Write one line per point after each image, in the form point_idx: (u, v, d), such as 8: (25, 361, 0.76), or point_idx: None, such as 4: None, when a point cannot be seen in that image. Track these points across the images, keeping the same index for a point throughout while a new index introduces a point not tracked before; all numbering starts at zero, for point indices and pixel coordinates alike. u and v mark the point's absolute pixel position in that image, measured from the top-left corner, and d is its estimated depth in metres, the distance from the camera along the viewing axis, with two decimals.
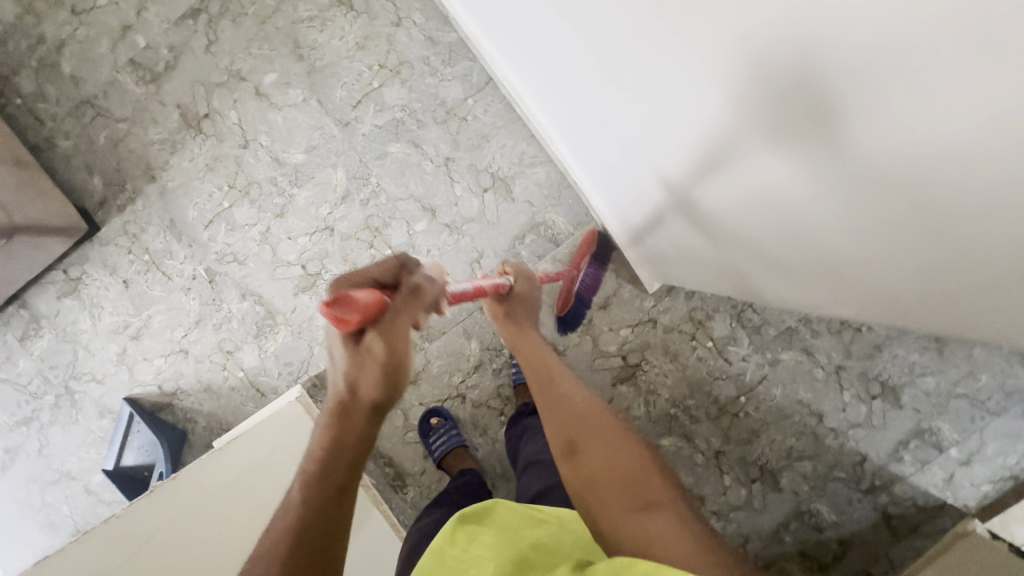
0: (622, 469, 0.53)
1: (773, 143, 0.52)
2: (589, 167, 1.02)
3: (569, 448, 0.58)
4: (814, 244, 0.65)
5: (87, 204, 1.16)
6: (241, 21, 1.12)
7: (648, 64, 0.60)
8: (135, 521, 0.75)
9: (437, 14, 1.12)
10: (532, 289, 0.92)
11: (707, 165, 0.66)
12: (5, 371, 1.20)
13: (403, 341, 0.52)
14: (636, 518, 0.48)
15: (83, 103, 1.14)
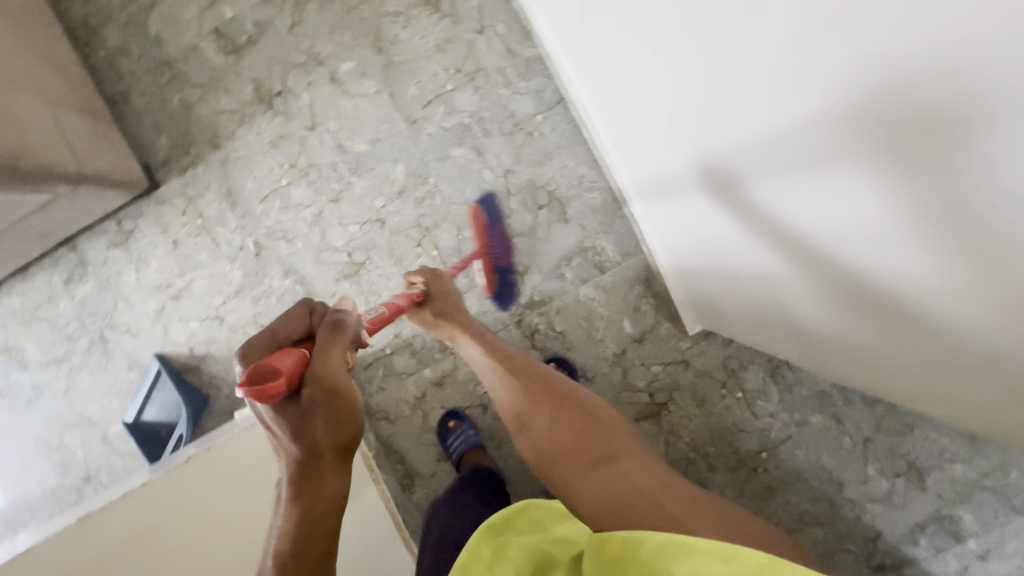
0: (565, 433, 0.75)
1: (848, 160, 0.48)
2: (649, 202, 1.02)
3: (518, 422, 0.80)
4: (868, 288, 0.59)
5: (150, 162, 1.18)
6: (328, 7, 1.14)
7: (724, 64, 0.56)
8: (169, 488, 0.76)
9: (520, 28, 1.13)
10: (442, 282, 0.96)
11: (769, 182, 0.62)
12: (45, 310, 1.23)
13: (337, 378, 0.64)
14: (594, 470, 0.70)
15: (163, 63, 1.16)
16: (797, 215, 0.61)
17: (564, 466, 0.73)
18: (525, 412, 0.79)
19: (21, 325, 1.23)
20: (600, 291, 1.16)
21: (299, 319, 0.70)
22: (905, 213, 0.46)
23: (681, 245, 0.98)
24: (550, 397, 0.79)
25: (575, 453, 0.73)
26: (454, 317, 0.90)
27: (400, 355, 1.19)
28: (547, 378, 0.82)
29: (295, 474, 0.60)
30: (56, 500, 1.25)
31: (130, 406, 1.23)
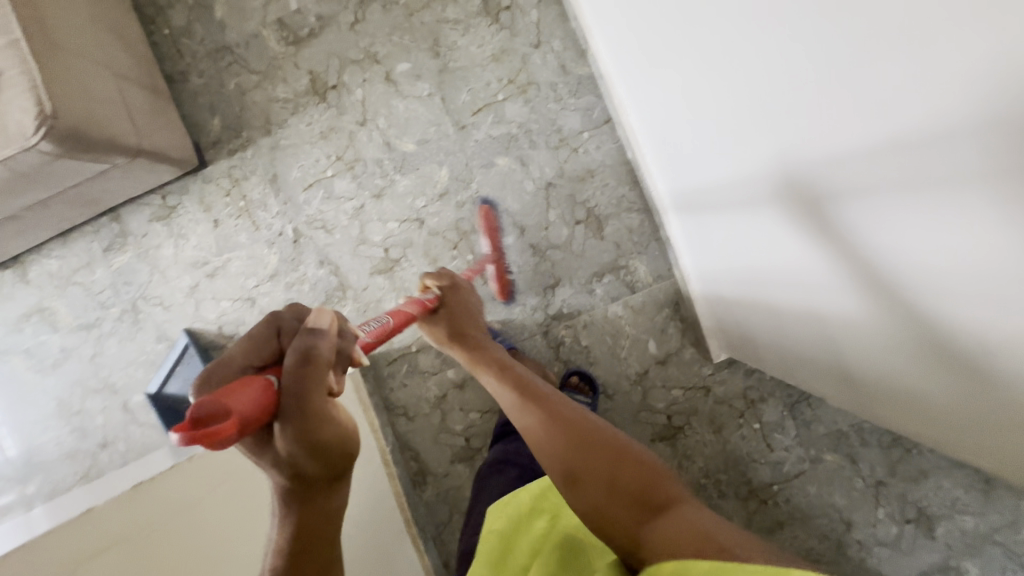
0: (621, 476, 0.57)
1: (911, 183, 0.49)
2: (691, 229, 1.04)
3: (567, 477, 0.60)
4: (922, 315, 0.58)
5: (201, 141, 1.21)
6: (390, 8, 1.17)
7: (808, 63, 0.54)
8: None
9: (576, 47, 1.16)
10: (459, 294, 0.93)
11: (827, 203, 0.63)
12: (82, 275, 1.25)
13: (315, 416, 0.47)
14: (657, 518, 0.52)
15: (224, 47, 1.19)
16: (853, 238, 0.61)
17: (614, 529, 0.54)
18: (573, 462, 0.60)
19: (57, 288, 1.25)
20: (628, 310, 1.17)
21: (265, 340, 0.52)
22: (968, 235, 0.46)
23: (720, 269, 0.99)
24: (604, 449, 0.60)
25: (623, 519, 0.54)
26: (465, 332, 0.87)
27: (426, 353, 1.20)
28: (597, 433, 0.62)
29: (289, 501, 0.50)
30: (71, 464, 1.27)
31: (153, 377, 1.24)
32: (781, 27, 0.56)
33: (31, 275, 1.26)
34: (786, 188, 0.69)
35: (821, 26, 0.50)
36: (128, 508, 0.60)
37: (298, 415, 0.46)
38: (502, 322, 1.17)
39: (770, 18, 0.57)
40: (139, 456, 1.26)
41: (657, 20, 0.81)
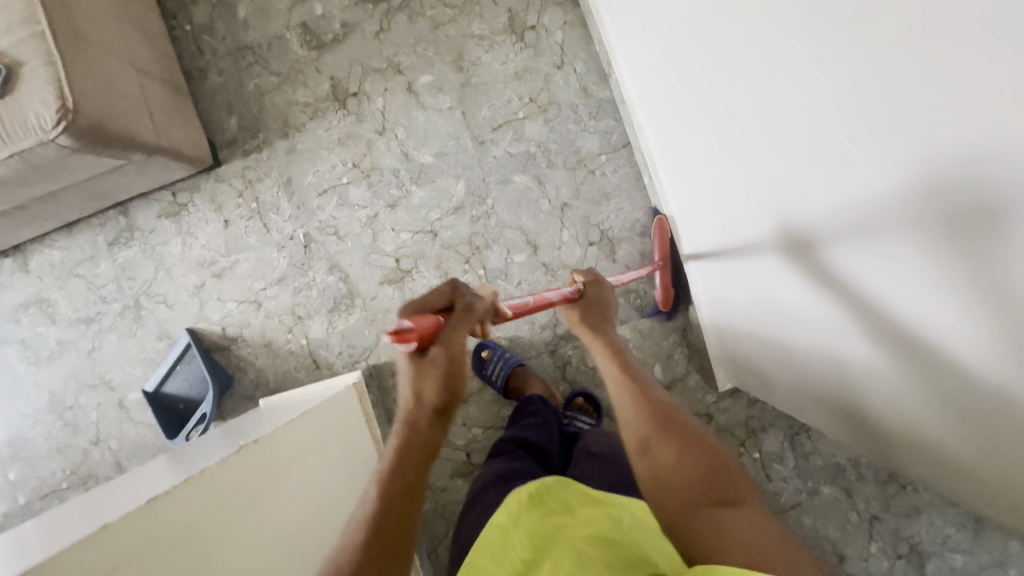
0: (698, 462, 0.58)
1: (900, 239, 0.53)
2: (701, 260, 1.05)
3: (638, 446, 0.62)
4: (900, 364, 0.62)
5: (216, 140, 1.19)
6: (416, 19, 1.17)
7: (811, 107, 0.59)
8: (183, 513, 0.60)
9: (599, 70, 1.16)
10: (605, 294, 0.91)
11: (821, 251, 0.67)
12: (84, 268, 1.23)
13: (458, 351, 0.63)
14: (719, 511, 0.53)
15: (246, 48, 1.18)
16: (843, 286, 0.66)
17: (668, 511, 0.56)
18: (651, 436, 0.61)
19: (57, 279, 1.23)
20: (636, 333, 1.18)
21: (442, 292, 0.67)
22: (947, 292, 0.51)
23: (722, 300, 1.03)
24: (686, 431, 0.61)
25: (681, 503, 0.55)
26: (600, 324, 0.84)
27: None
28: (684, 415, 0.64)
29: (408, 432, 0.62)
30: (61, 459, 1.24)
31: (151, 375, 1.22)
32: (791, 85, 0.61)
33: (32, 265, 1.23)
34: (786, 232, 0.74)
35: (826, 91, 0.55)
36: (144, 525, 0.55)
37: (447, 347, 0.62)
38: (510, 338, 1.20)
39: (779, 62, 0.62)
40: (131, 455, 1.23)
41: (676, 61, 0.86)
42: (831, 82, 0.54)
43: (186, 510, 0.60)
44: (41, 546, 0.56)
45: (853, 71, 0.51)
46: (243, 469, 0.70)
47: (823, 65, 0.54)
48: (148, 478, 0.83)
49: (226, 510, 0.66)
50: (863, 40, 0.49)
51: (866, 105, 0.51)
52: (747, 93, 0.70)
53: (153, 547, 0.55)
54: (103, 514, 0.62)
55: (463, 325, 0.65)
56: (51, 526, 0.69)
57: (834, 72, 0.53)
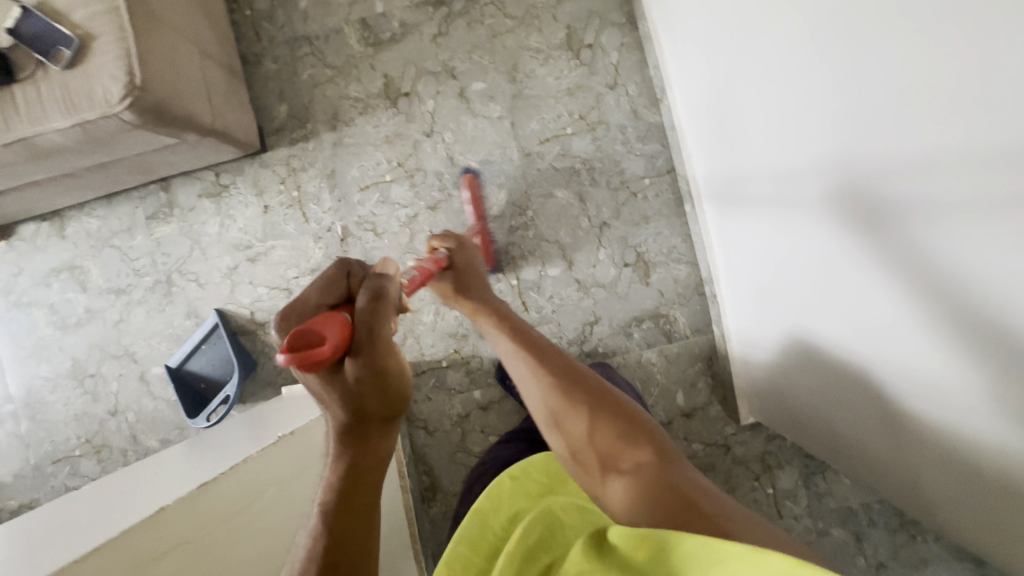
0: (601, 437, 0.69)
1: (931, 205, 0.50)
2: (733, 277, 1.05)
3: (551, 420, 0.73)
4: (934, 358, 0.57)
5: (264, 126, 1.20)
6: (475, 26, 1.17)
7: (864, 71, 0.55)
8: (226, 500, 0.60)
9: (651, 94, 1.17)
10: (469, 254, 0.92)
11: (852, 226, 0.63)
12: (120, 239, 1.23)
13: (384, 347, 0.53)
14: (618, 477, 0.65)
15: (303, 38, 1.19)
16: (873, 263, 0.61)
17: (591, 471, 0.68)
18: (559, 409, 0.72)
19: (92, 248, 1.24)
20: (663, 358, 1.18)
21: (334, 283, 0.59)
22: (984, 261, 0.46)
23: (749, 297, 1.00)
24: (588, 398, 0.72)
25: (602, 465, 0.67)
26: (472, 291, 0.86)
27: (455, 370, 1.20)
28: (578, 374, 0.74)
29: (345, 439, 0.55)
30: (77, 426, 1.24)
31: (176, 352, 1.22)
32: (839, 43, 0.57)
33: (68, 232, 1.24)
34: (819, 209, 0.70)
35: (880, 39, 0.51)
36: (192, 509, 0.56)
37: (372, 349, 0.52)
38: None
39: (837, 31, 0.57)
40: (147, 429, 1.24)
41: (727, 35, 0.82)
42: (887, 27, 0.50)
43: (229, 497, 0.61)
44: (90, 529, 0.56)
45: (915, 12, 0.47)
46: (278, 461, 0.71)
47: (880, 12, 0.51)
48: (178, 462, 0.84)
49: (264, 499, 0.67)
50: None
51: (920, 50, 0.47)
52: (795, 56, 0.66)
53: (196, 538, 0.55)
54: (148, 500, 0.62)
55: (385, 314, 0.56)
56: (85, 510, 0.69)
57: (895, 21, 0.49)
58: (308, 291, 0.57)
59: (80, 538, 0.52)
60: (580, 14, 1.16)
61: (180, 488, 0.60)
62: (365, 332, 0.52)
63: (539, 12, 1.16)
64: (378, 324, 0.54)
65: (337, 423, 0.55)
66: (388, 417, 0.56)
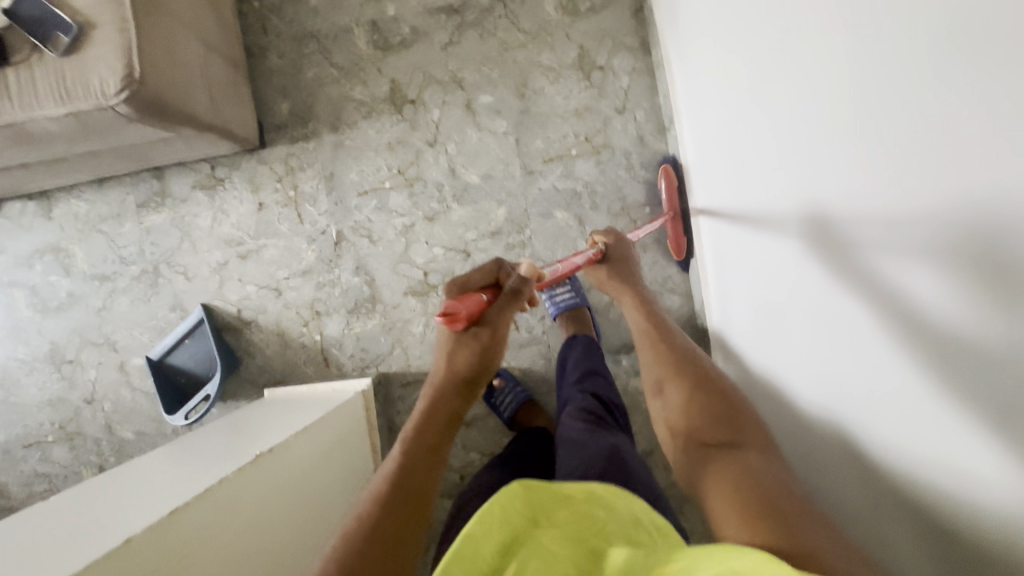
0: (698, 414, 0.68)
1: (902, 257, 0.44)
2: (722, 295, 1.01)
3: (656, 385, 0.76)
4: (856, 379, 0.56)
5: (265, 123, 1.18)
6: (487, 38, 1.15)
7: (812, 84, 0.55)
8: (201, 521, 0.61)
9: (659, 121, 1.15)
10: (625, 247, 0.95)
11: (829, 265, 0.58)
12: (108, 225, 1.20)
13: (503, 332, 0.64)
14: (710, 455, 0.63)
15: (311, 36, 1.17)
16: (845, 309, 0.56)
17: (681, 445, 0.68)
18: (665, 378, 0.75)
19: (79, 232, 1.21)
20: None
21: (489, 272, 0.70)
22: (948, 325, 0.41)
23: (736, 315, 0.97)
24: (694, 379, 0.72)
25: (690, 438, 0.67)
26: (626, 279, 0.91)
27: None
28: (694, 360, 0.75)
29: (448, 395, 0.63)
30: (52, 412, 1.22)
31: (158, 344, 1.20)
32: (797, 57, 0.58)
33: (55, 213, 1.21)
34: (800, 242, 0.65)
35: (854, 69, 0.46)
36: (165, 534, 0.56)
37: (493, 328, 0.64)
38: (524, 370, 1.19)
39: (796, 44, 0.58)
40: (123, 419, 1.22)
41: (732, 51, 0.78)
42: (861, 59, 0.45)
43: (198, 524, 0.60)
44: (53, 546, 0.55)
45: (882, 50, 0.42)
46: (253, 481, 0.70)
47: (855, 41, 0.46)
48: (155, 467, 0.82)
49: (236, 522, 0.66)
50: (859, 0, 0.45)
51: (889, 85, 0.42)
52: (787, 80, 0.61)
53: (168, 562, 0.56)
54: (116, 515, 0.61)
55: (512, 308, 0.66)
56: (57, 512, 0.69)
57: (829, 36, 0.50)
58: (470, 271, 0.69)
59: (49, 553, 0.53)
60: (594, 34, 1.14)
61: (150, 509, 0.59)
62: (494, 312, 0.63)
63: (553, 29, 1.14)
64: (504, 312, 0.65)
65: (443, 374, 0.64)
66: (472, 388, 0.65)
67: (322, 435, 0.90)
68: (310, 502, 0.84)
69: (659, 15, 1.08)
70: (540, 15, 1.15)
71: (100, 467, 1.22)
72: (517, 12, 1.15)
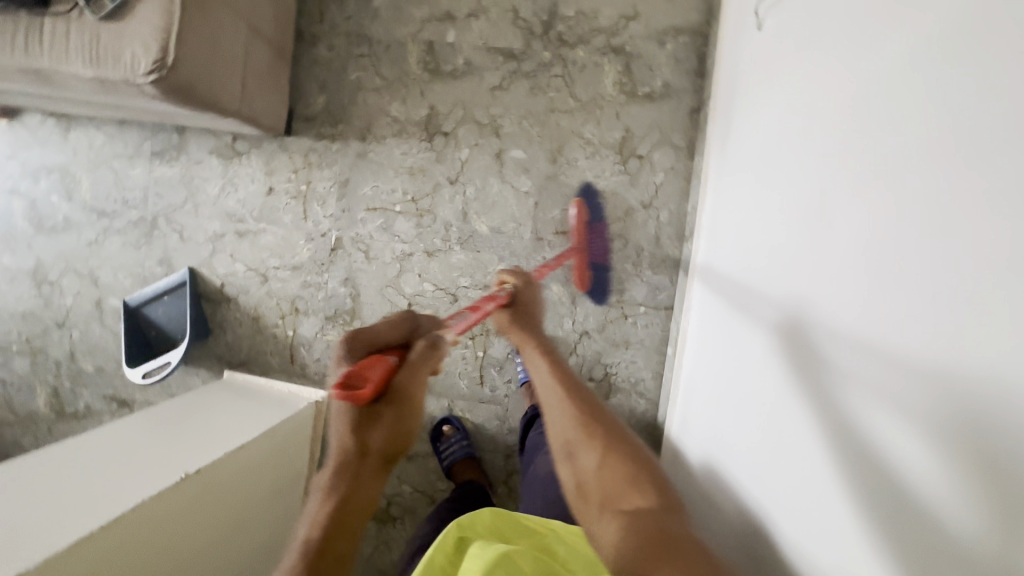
0: (608, 481, 0.57)
1: (869, 382, 0.47)
2: (693, 382, 0.99)
3: (564, 451, 0.62)
4: (818, 464, 0.53)
5: (296, 111, 1.17)
6: (537, 93, 1.12)
7: (838, 171, 0.55)
8: (105, 544, 0.64)
9: (680, 227, 1.12)
10: (534, 291, 0.85)
11: (816, 361, 0.56)
12: (119, 164, 1.20)
13: (415, 389, 0.53)
14: (619, 528, 0.53)
15: (365, 39, 1.14)
16: (829, 414, 0.52)
17: (591, 517, 0.56)
18: (573, 439, 0.61)
19: (89, 161, 1.21)
20: None
21: (398, 323, 0.58)
22: (894, 453, 0.43)
23: (699, 400, 0.94)
24: (608, 437, 0.61)
25: (602, 506, 0.56)
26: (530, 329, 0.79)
27: None
28: (605, 414, 0.64)
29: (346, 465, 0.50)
30: (22, 323, 1.25)
31: (139, 291, 1.21)
32: (828, 142, 0.59)
33: (72, 136, 1.21)
34: (790, 337, 0.63)
35: (896, 171, 0.45)
36: (67, 560, 0.60)
37: (406, 391, 0.52)
38: (476, 425, 1.19)
39: (829, 132, 0.59)
40: (87, 352, 1.24)
41: (766, 134, 0.79)
42: (900, 158, 0.45)
43: (101, 550, 0.63)
44: None
45: (913, 149, 0.44)
46: (172, 504, 0.73)
47: (899, 153, 0.45)
48: (116, 434, 0.87)
49: (144, 542, 0.69)
50: (897, 101, 0.47)
51: (933, 199, 0.41)
52: (819, 173, 0.60)
53: None
54: (36, 514, 0.64)
55: (427, 363, 0.55)
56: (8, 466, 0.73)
57: (866, 127, 0.51)
58: (377, 323, 0.57)
59: None
60: (643, 122, 1.11)
61: (65, 524, 0.63)
62: (405, 379, 0.52)
63: (604, 104, 1.11)
64: (420, 369, 0.54)
65: (342, 451, 0.50)
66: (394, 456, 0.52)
67: (269, 443, 0.94)
68: (238, 507, 0.88)
69: (712, 125, 1.04)
70: (596, 86, 1.11)
71: (54, 389, 1.24)
72: (575, 77, 1.11)
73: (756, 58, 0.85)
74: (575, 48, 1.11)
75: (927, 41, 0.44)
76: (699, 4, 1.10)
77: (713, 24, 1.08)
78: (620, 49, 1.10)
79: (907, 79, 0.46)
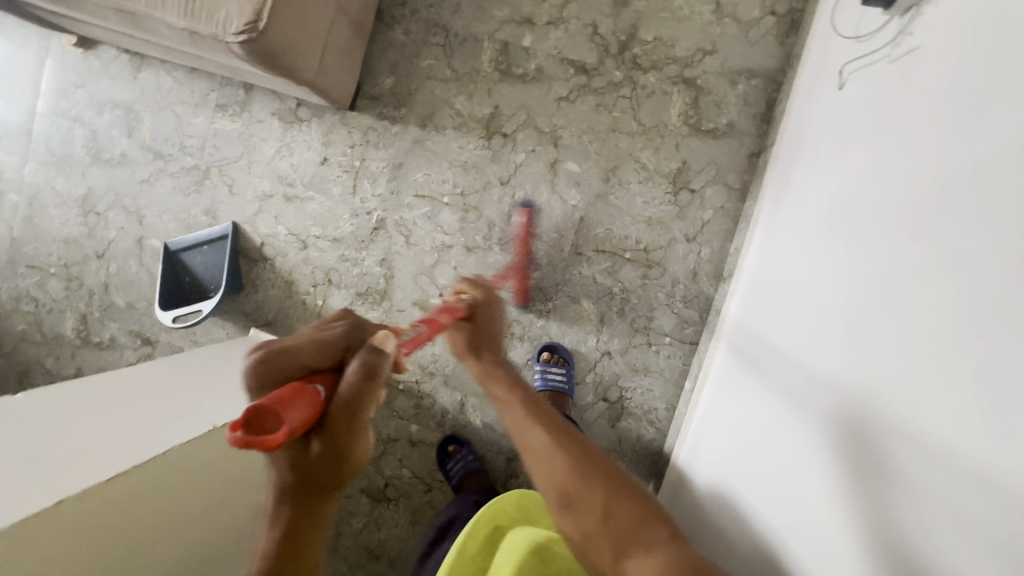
0: (620, 526, 0.51)
1: (913, 461, 0.47)
2: (707, 420, 0.99)
3: (560, 499, 0.54)
4: (845, 530, 0.53)
5: (363, 88, 1.18)
6: (601, 111, 1.13)
7: (902, 246, 0.56)
8: (127, 485, 0.66)
9: (719, 266, 1.13)
10: (489, 309, 0.78)
11: (852, 427, 0.56)
12: (183, 110, 1.23)
13: (356, 417, 0.44)
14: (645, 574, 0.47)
15: (442, 29, 1.16)
16: (863, 485, 0.53)
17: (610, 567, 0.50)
18: (572, 484, 0.54)
19: (155, 103, 1.23)
20: None
21: (326, 339, 0.49)
22: (939, 552, 0.43)
23: (712, 439, 0.95)
24: (603, 472, 0.55)
25: (620, 554, 0.50)
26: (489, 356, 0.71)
27: (406, 397, 1.23)
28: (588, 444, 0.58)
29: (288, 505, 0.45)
30: (63, 248, 1.27)
31: (181, 237, 1.23)
32: (893, 216, 0.60)
33: (142, 76, 1.24)
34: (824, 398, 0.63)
35: (968, 262, 0.46)
36: (93, 497, 0.62)
37: (340, 423, 0.43)
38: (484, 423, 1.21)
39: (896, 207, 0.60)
40: (120, 286, 1.26)
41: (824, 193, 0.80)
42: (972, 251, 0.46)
43: (123, 490, 0.66)
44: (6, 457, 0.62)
45: (987, 244, 0.45)
46: (190, 455, 0.75)
47: (972, 245, 0.46)
48: (136, 376, 0.89)
49: (161, 488, 0.71)
50: (973, 194, 0.48)
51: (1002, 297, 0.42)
52: (880, 243, 0.61)
53: (83, 523, 0.62)
54: (73, 444, 0.68)
55: (367, 383, 0.45)
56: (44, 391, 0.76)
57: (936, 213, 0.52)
58: (298, 343, 0.47)
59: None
60: (701, 157, 1.11)
61: (76, 470, 0.63)
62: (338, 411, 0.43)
63: (666, 132, 1.12)
64: (364, 398, 0.44)
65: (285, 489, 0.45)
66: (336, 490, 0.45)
67: None
68: (238, 480, 0.86)
69: (770, 172, 1.05)
70: (661, 113, 1.12)
71: (83, 316, 1.27)
72: (642, 101, 1.12)
73: (827, 118, 0.86)
74: (646, 73, 1.12)
75: (1012, 148, 0.45)
76: (777, 50, 1.10)
77: (789, 73, 1.08)
78: (691, 81, 1.11)
79: (986, 175, 0.47)
